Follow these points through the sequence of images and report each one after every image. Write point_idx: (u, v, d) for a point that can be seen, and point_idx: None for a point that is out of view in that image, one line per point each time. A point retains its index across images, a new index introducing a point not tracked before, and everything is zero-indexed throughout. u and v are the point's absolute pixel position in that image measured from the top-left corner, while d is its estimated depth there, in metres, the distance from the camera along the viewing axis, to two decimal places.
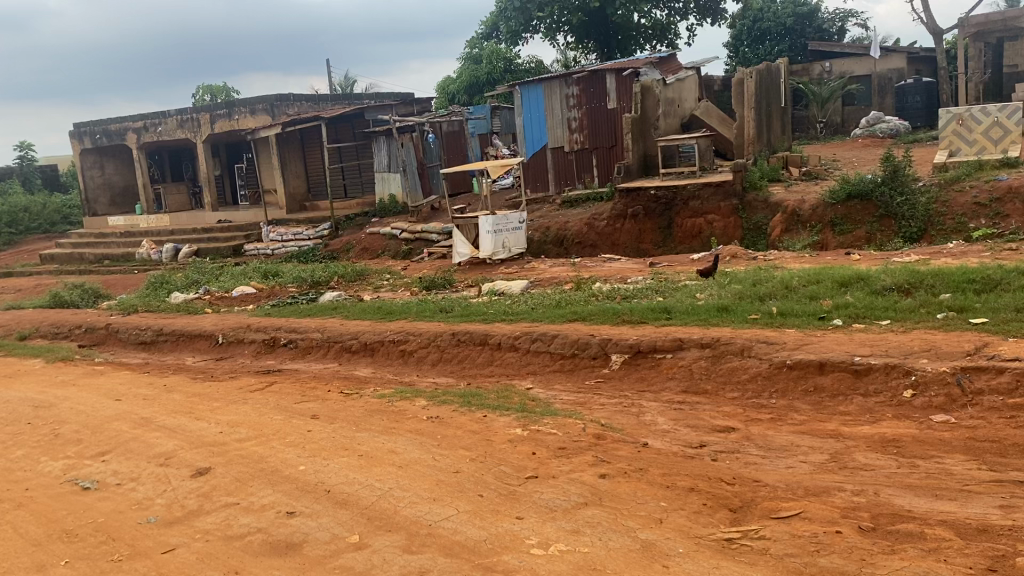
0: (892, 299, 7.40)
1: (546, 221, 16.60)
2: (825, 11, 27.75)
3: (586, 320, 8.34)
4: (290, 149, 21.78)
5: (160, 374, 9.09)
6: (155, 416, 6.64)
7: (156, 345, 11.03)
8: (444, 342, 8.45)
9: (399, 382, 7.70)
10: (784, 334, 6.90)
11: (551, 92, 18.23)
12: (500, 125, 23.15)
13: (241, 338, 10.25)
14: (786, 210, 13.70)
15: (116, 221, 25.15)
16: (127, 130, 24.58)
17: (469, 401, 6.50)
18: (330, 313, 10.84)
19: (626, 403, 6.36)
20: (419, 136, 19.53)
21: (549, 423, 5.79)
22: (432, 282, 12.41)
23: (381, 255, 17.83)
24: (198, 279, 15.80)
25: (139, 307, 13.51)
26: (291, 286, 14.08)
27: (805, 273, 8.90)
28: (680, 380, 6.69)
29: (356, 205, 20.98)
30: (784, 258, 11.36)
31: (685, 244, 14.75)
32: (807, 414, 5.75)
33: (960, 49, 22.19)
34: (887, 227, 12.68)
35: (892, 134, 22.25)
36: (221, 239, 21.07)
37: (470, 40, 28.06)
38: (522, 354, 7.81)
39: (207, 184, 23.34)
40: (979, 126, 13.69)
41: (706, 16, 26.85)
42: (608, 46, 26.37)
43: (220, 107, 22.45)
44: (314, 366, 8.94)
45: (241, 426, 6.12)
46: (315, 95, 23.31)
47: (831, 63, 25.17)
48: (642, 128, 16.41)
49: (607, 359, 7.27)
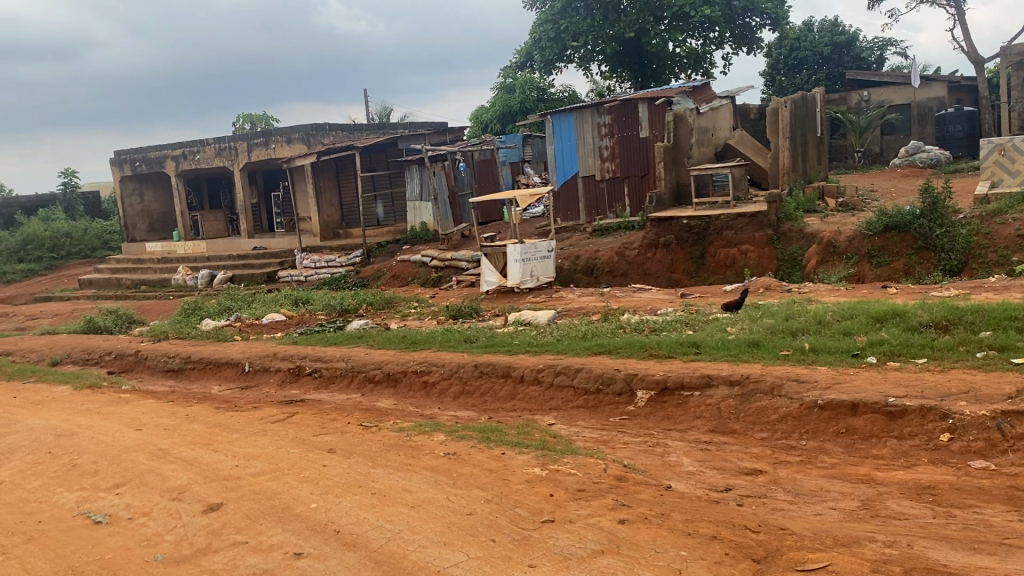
0: (929, 336, 7.14)
1: (577, 249, 16.46)
2: (864, 39, 27.48)
3: (611, 353, 8.18)
4: (324, 177, 21.98)
5: (184, 403, 9.08)
6: (173, 448, 6.59)
7: (183, 372, 11.05)
8: (467, 374, 8.33)
9: (420, 415, 7.58)
10: (816, 371, 6.67)
11: (583, 121, 18.19)
12: (532, 153, 23.21)
13: (266, 367, 10.21)
14: (822, 242, 13.47)
15: (154, 247, 25.50)
16: (166, 157, 24.99)
17: (488, 437, 6.35)
18: (356, 342, 10.79)
19: (651, 442, 6.17)
20: (451, 165, 19.59)
21: (568, 462, 5.62)
22: (459, 311, 12.34)
23: (411, 283, 17.81)
24: (229, 306, 15.88)
25: (170, 334, 13.60)
26: (321, 313, 14.06)
27: (839, 307, 8.68)
28: (707, 419, 6.49)
29: (389, 232, 21.06)
30: (818, 290, 11.14)
31: (718, 274, 14.52)
32: (838, 457, 5.52)
33: (1003, 78, 21.84)
34: (926, 259, 12.38)
35: (932, 164, 21.89)
36: (255, 265, 21.26)
37: (503, 70, 28.20)
38: (545, 389, 7.66)
39: (243, 211, 23.61)
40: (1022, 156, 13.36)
41: (741, 44, 26.72)
42: (642, 75, 26.44)
43: (257, 136, 22.77)
44: (337, 397, 8.86)
45: (257, 460, 6.05)
46: (350, 124, 23.53)
47: (869, 92, 24.79)
48: (674, 157, 16.27)
49: (631, 396, 7.09)
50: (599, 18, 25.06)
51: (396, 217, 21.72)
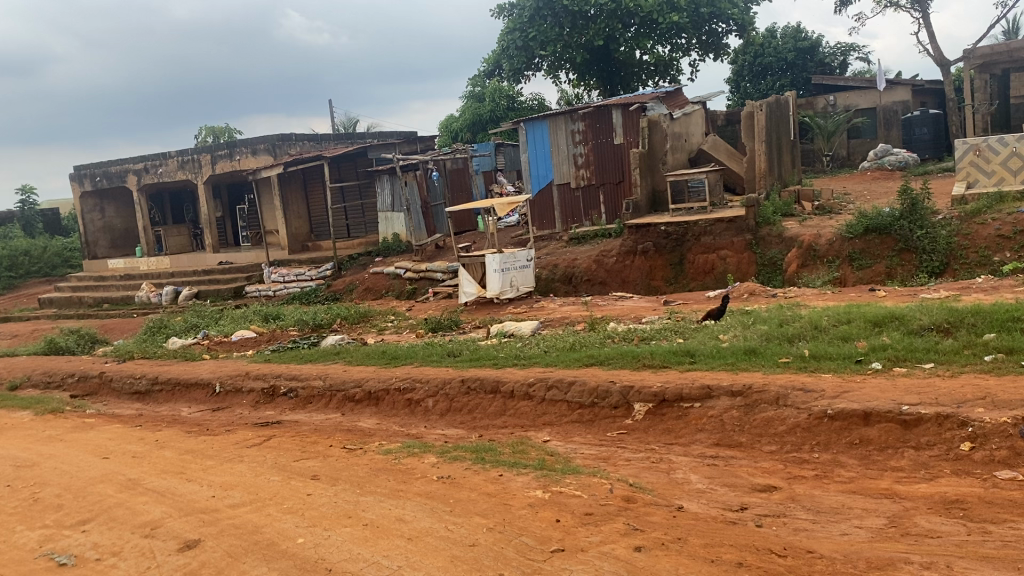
0: (932, 340, 6.92)
1: (554, 258, 16.17)
2: (826, 45, 27.58)
3: (602, 365, 7.85)
4: (292, 189, 21.48)
5: (153, 427, 8.59)
6: (143, 478, 6.14)
7: (151, 395, 10.54)
8: (454, 390, 7.96)
9: (406, 435, 7.20)
10: (821, 379, 6.40)
11: (556, 128, 17.93)
12: (504, 161, 22.94)
13: (238, 387, 9.74)
14: (802, 245, 13.29)
15: (116, 264, 24.78)
16: (127, 172, 24.32)
17: (483, 457, 5.99)
18: (332, 359, 10.36)
19: (655, 458, 5.85)
20: (423, 174, 19.19)
21: (572, 483, 5.28)
22: (438, 324, 11.96)
23: (385, 295, 17.42)
24: (197, 323, 15.33)
25: (135, 353, 13.06)
26: (293, 328, 13.59)
27: (833, 311, 8.45)
28: (710, 432, 6.18)
29: (359, 244, 20.61)
30: (805, 295, 10.97)
31: (698, 280, 14.28)
32: (855, 470, 5.24)
33: (967, 81, 21.91)
34: (908, 261, 12.25)
35: (901, 167, 22.02)
36: (222, 280, 20.69)
37: (471, 78, 27.97)
38: (537, 403, 7.31)
39: (208, 226, 23.01)
40: (997, 156, 13.31)
41: (708, 51, 26.60)
42: (611, 82, 26.38)
43: (221, 148, 22.22)
44: (315, 417, 8.44)
45: (235, 489, 5.64)
46: (317, 134, 23.05)
47: (836, 97, 24.94)
48: (650, 163, 16.06)
49: (629, 409, 6.77)
50: (567, 26, 24.83)
51: (366, 229, 21.26)
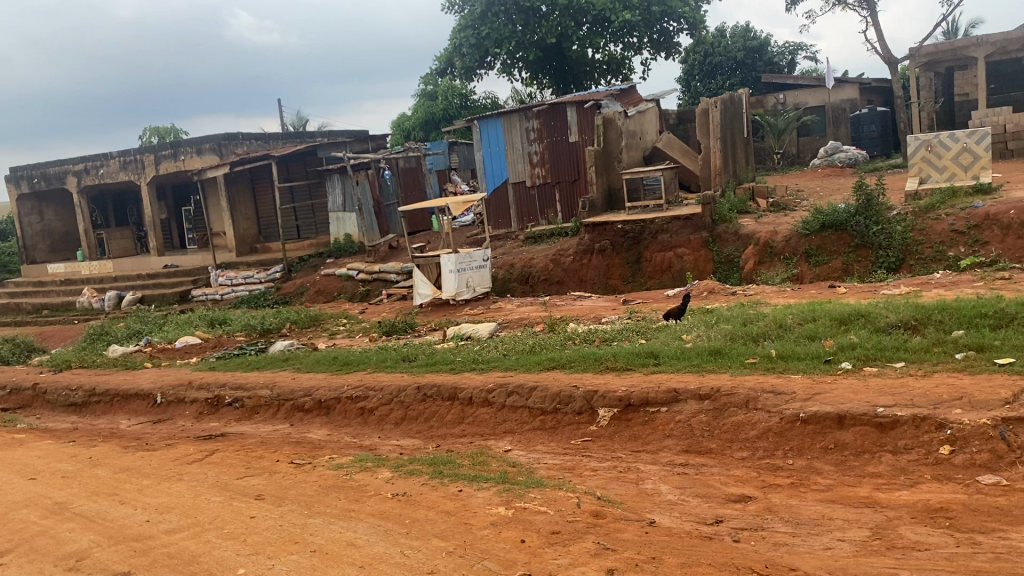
0: (901, 338, 6.74)
1: (510, 258, 15.87)
2: (775, 44, 27.76)
3: (564, 368, 7.53)
4: (239, 190, 20.83)
5: (87, 442, 8.04)
6: (71, 501, 5.65)
7: (88, 407, 9.95)
8: (409, 397, 7.59)
9: (358, 447, 6.82)
10: (791, 381, 6.17)
11: (510, 126, 17.61)
12: (458, 160, 22.57)
13: (181, 397, 9.22)
14: (759, 243, 13.16)
15: (56, 268, 23.82)
16: (66, 173, 23.40)
17: (440, 471, 5.63)
18: (281, 365, 9.90)
19: (622, 468, 5.56)
20: (375, 173, 18.70)
21: (537, 498, 4.95)
22: (392, 327, 11.57)
23: (337, 298, 16.95)
24: (139, 330, 14.68)
25: (72, 363, 12.40)
26: (239, 334, 13.05)
27: (796, 309, 8.27)
28: (679, 438, 5.90)
29: (309, 245, 20.08)
30: (765, 292, 10.81)
31: (655, 278, 14.09)
32: (832, 477, 5.01)
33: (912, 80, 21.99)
34: (864, 257, 12.19)
35: (851, 163, 22.19)
36: (168, 284, 19.97)
37: (423, 76, 27.54)
38: (497, 410, 6.98)
39: (152, 228, 22.23)
40: (948, 152, 13.33)
41: (660, 49, 26.54)
42: (564, 81, 26.20)
43: (164, 148, 21.48)
44: (262, 429, 7.99)
45: (172, 513, 5.20)
46: (265, 133, 22.43)
47: (786, 95, 25.05)
48: (605, 161, 15.85)
49: (593, 415, 6.46)
50: (520, 24, 24.53)
51: (316, 230, 20.71)
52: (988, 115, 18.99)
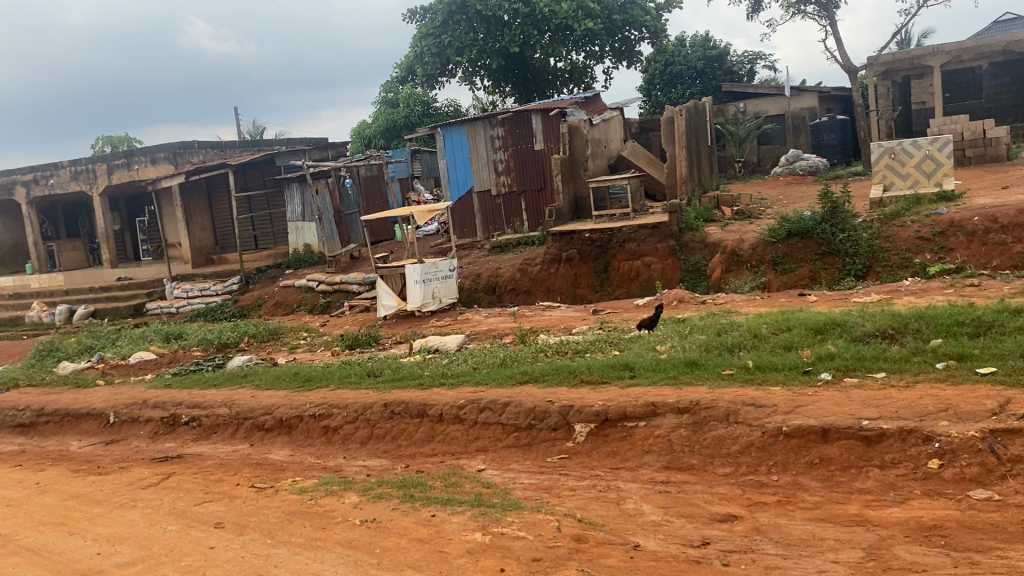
0: (879, 347, 6.63)
1: (476, 267, 15.61)
2: (733, 53, 27.96)
3: (537, 382, 7.30)
4: (195, 199, 20.32)
5: (35, 466, 7.62)
6: (14, 533, 5.28)
7: (36, 428, 9.47)
8: (376, 415, 7.30)
9: (323, 469, 6.52)
10: (772, 393, 6.00)
11: (474, 133, 17.39)
12: (421, 168, 22.30)
13: (135, 417, 8.82)
14: (726, 250, 13.07)
15: (4, 281, 23.03)
16: (15, 183, 22.68)
17: (411, 494, 5.37)
18: (240, 382, 9.53)
19: (602, 487, 5.34)
20: (336, 182, 18.34)
21: (515, 522, 4.71)
22: (355, 340, 11.26)
23: (297, 310, 16.57)
24: (91, 345, 14.16)
25: (20, 381, 11.87)
26: (196, 349, 12.62)
27: (770, 318, 8.13)
28: (659, 454, 5.70)
29: (268, 256, 19.65)
30: (735, 300, 10.73)
31: (623, 287, 13.95)
32: (820, 494, 4.83)
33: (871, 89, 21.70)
34: (831, 264, 12.16)
35: (811, 171, 22.35)
36: (121, 297, 19.40)
37: (384, 84, 27.25)
38: (468, 428, 6.72)
39: (105, 240, 21.62)
40: (912, 159, 13.38)
41: (621, 58, 26.51)
42: (526, 89, 26.07)
43: (117, 157, 20.90)
44: (220, 450, 7.64)
45: (125, 544, 4.87)
46: (222, 142, 21.95)
47: (746, 104, 25.15)
48: (571, 170, 15.71)
49: (569, 431, 6.23)
50: (482, 32, 24.35)
51: (275, 239, 20.26)
52: (946, 123, 19.23)
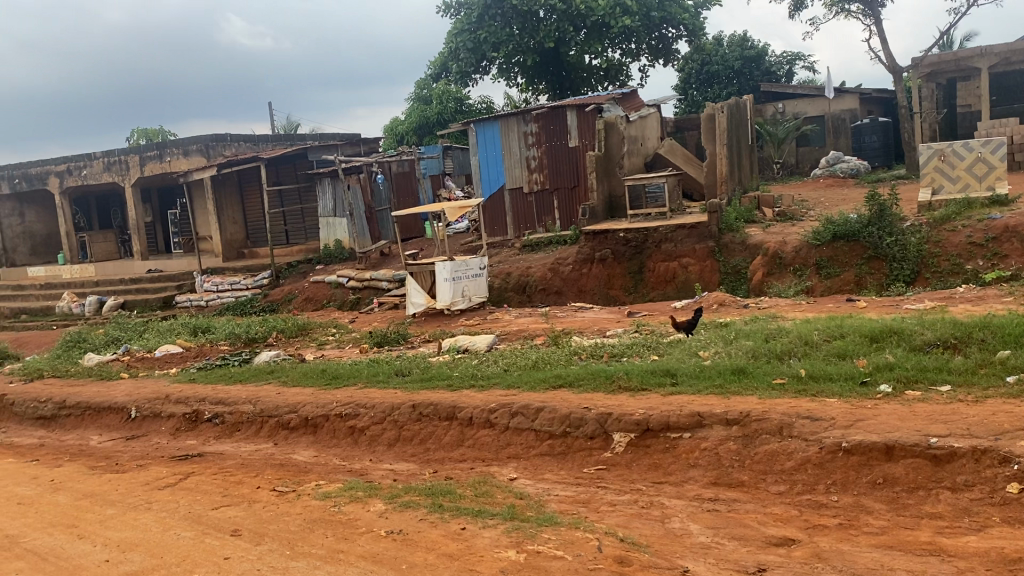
0: (941, 358, 6.18)
1: (507, 266, 15.24)
2: (772, 54, 27.36)
3: (572, 387, 6.92)
4: (226, 192, 20.18)
5: (53, 461, 7.39)
6: (23, 535, 5.02)
7: (58, 421, 9.27)
8: (403, 417, 6.97)
9: (348, 472, 6.21)
10: (828, 405, 5.58)
11: (507, 129, 17.04)
12: (453, 165, 22.01)
13: (157, 412, 8.57)
14: (767, 253, 12.60)
15: (36, 271, 23.07)
16: (49, 174, 22.72)
17: (440, 504, 5.03)
18: (265, 378, 9.25)
19: (644, 503, 4.96)
20: (367, 177, 18.06)
21: (552, 540, 4.35)
22: (384, 338, 10.96)
23: (326, 306, 16.34)
24: (118, 337, 14.01)
25: (45, 372, 11.71)
26: (223, 343, 12.39)
27: (821, 324, 7.69)
28: (705, 468, 5.31)
29: (298, 251, 19.46)
30: (779, 305, 10.29)
31: (658, 289, 13.51)
32: (885, 518, 4.43)
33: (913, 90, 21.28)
34: (878, 269, 11.66)
35: (852, 174, 21.73)
36: (151, 289, 19.30)
37: (418, 81, 27.01)
38: (500, 433, 6.37)
39: (136, 231, 21.57)
40: (962, 162, 12.74)
41: (658, 57, 26.00)
42: (560, 86, 25.65)
43: (150, 149, 20.85)
44: (243, 449, 7.37)
45: (135, 551, 4.57)
46: (254, 135, 21.82)
47: (784, 104, 24.56)
48: (606, 167, 15.30)
49: (607, 440, 5.85)
50: (517, 27, 24.00)
51: (306, 235, 20.08)
52: (995, 126, 18.61)
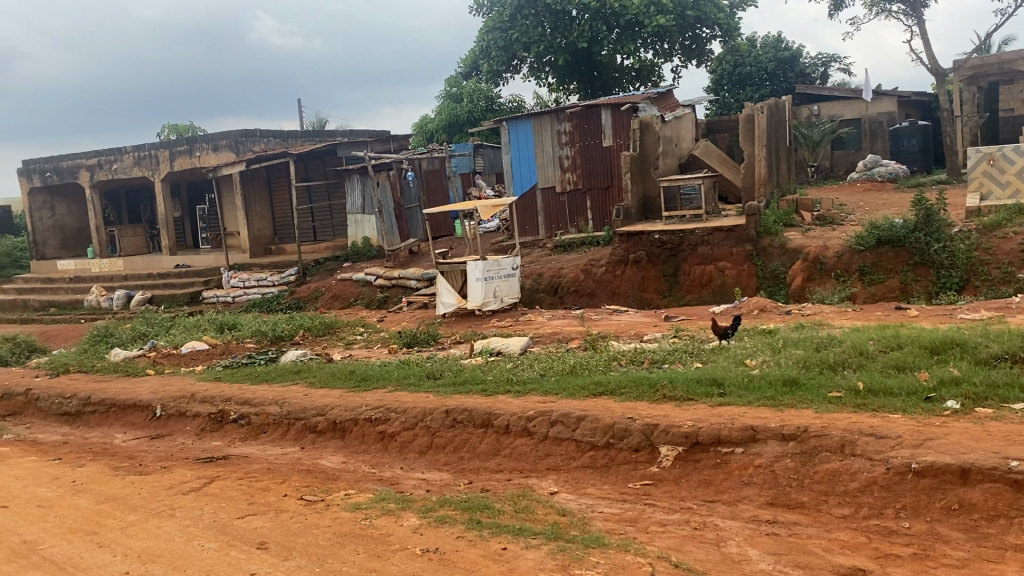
0: (1011, 373, 5.77)
1: (538, 266, 14.92)
2: (806, 56, 26.76)
3: (612, 396, 6.59)
4: (255, 188, 20.04)
5: (76, 460, 7.19)
6: (41, 541, 4.79)
7: (82, 418, 9.10)
8: (436, 423, 6.67)
9: (378, 481, 5.93)
10: (893, 422, 5.21)
11: (540, 128, 16.72)
12: (483, 164, 21.70)
13: (182, 411, 8.36)
14: (808, 258, 12.13)
15: (66, 264, 23.09)
16: (80, 167, 22.73)
17: (477, 520, 4.73)
18: (292, 378, 9.01)
19: (696, 524, 4.63)
20: (397, 174, 17.82)
21: (601, 564, 4.03)
22: (413, 338, 10.68)
23: (353, 305, 16.12)
24: (145, 332, 13.87)
25: (71, 366, 11.57)
26: (250, 341, 12.19)
27: (874, 334, 7.29)
28: (761, 486, 4.97)
29: (326, 248, 19.28)
30: (824, 312, 9.87)
31: (694, 293, 13.12)
32: (964, 549, 4.08)
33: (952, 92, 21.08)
34: (924, 276, 11.21)
35: (891, 178, 21.10)
36: (179, 284, 19.20)
37: (448, 78, 26.75)
38: (538, 443, 6.06)
39: (165, 226, 21.50)
40: (1012, 166, 12.21)
41: (691, 57, 25.53)
42: (591, 86, 25.26)
43: (180, 143, 20.77)
44: (270, 452, 7.13)
45: (157, 563, 4.31)
46: (284, 131, 21.68)
47: (820, 107, 24.06)
48: (641, 168, 14.93)
49: (653, 454, 5.52)
50: (549, 26, 23.69)
51: (334, 232, 19.89)
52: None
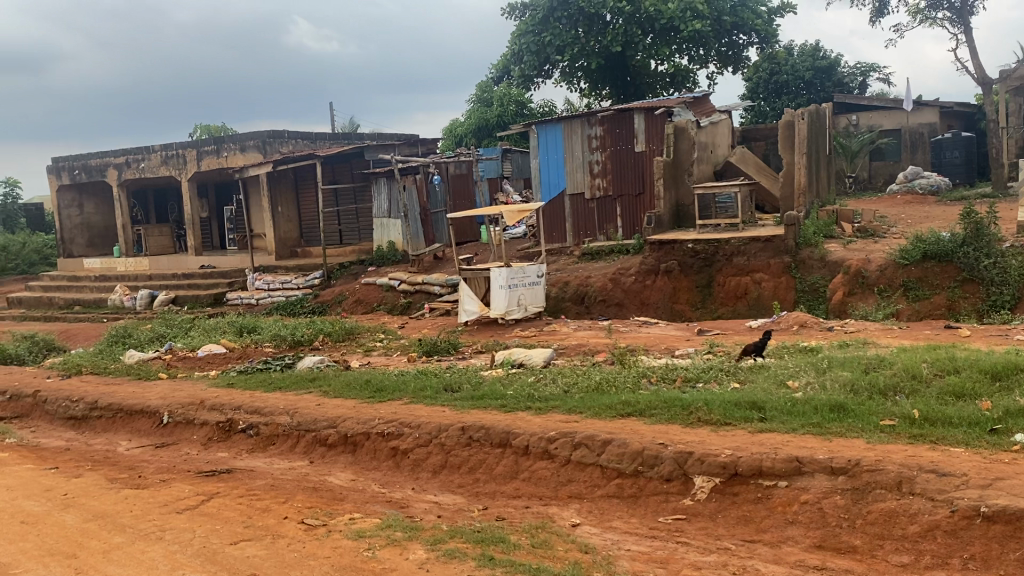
0: None
1: (565, 274, 14.43)
2: (845, 65, 26.09)
3: (643, 417, 6.10)
4: (281, 189, 19.77)
5: (74, 470, 6.84)
6: (16, 564, 4.41)
7: (89, 423, 8.77)
8: (451, 440, 6.23)
9: (387, 504, 5.50)
10: (956, 457, 4.67)
11: (570, 132, 16.25)
12: (511, 168, 21.27)
13: (190, 419, 7.99)
14: (849, 270, 11.55)
15: (92, 263, 23.00)
16: (108, 165, 22.62)
17: (490, 556, 4.27)
18: (306, 387, 8.61)
19: (735, 568, 4.15)
20: (423, 178, 17.44)
21: None
22: (433, 347, 10.25)
23: (376, 309, 15.74)
24: (163, 333, 13.58)
25: (84, 368, 11.29)
26: (267, 345, 11.83)
27: (927, 355, 6.71)
28: (807, 526, 4.48)
29: (351, 252, 18.94)
30: (868, 329, 9.29)
31: (728, 306, 12.56)
32: None
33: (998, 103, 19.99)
34: (972, 293, 10.59)
35: (932, 190, 20.34)
36: (202, 285, 18.96)
37: (479, 83, 26.43)
38: (560, 466, 5.59)
39: (191, 226, 21.31)
40: None
41: (727, 63, 24.88)
42: (624, 91, 24.76)
43: (207, 143, 20.57)
44: (276, 466, 6.73)
45: None
46: (311, 132, 21.41)
47: (859, 116, 23.29)
48: (674, 174, 14.41)
49: (686, 485, 5.03)
50: (582, 30, 23.23)
51: (360, 235, 19.56)
52: None
